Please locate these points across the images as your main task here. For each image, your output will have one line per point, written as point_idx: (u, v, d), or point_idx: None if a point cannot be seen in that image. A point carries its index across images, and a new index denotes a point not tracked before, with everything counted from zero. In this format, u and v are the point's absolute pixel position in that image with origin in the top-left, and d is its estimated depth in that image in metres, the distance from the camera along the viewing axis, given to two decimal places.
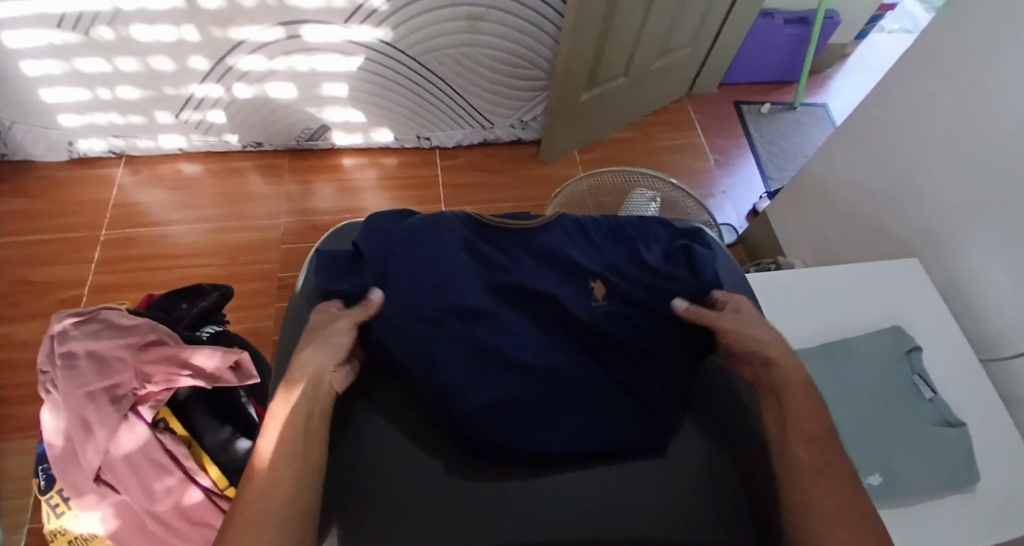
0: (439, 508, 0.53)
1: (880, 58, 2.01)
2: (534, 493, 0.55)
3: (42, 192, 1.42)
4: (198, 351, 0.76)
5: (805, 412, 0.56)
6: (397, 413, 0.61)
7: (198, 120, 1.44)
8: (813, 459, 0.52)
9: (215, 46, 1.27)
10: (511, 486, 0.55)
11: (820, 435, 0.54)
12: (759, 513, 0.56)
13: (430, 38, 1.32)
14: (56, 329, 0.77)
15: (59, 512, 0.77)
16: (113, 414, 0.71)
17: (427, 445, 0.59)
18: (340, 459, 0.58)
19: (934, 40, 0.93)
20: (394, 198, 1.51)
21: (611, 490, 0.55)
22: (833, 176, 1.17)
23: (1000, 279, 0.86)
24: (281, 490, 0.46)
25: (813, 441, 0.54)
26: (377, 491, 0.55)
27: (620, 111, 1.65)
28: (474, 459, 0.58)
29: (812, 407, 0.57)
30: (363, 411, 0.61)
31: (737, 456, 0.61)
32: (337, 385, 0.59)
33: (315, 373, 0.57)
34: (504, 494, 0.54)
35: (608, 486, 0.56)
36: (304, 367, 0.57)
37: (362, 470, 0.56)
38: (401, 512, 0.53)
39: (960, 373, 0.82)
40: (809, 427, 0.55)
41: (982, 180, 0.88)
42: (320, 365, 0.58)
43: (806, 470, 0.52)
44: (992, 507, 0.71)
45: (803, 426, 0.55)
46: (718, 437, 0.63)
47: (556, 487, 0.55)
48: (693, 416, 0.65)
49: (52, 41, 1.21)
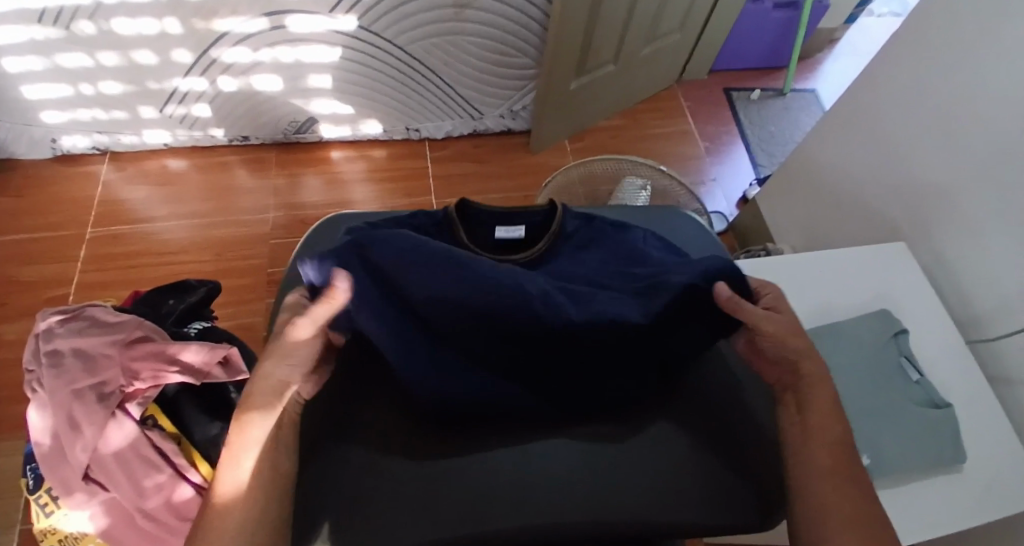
0: (431, 505, 0.49)
1: (869, 42, 2.01)
2: (523, 474, 0.51)
3: (27, 190, 1.40)
4: (185, 347, 0.75)
5: (830, 417, 0.54)
6: (388, 416, 0.57)
7: (183, 115, 1.42)
8: (832, 465, 0.51)
9: (199, 38, 1.25)
10: (491, 480, 0.50)
11: (840, 443, 0.53)
12: (759, 484, 0.52)
13: (417, 26, 1.30)
14: (42, 327, 0.77)
15: (48, 511, 0.76)
16: (100, 410, 0.71)
17: (411, 441, 0.54)
18: (323, 459, 0.53)
19: (920, 23, 0.93)
20: (383, 190, 1.50)
21: (591, 478, 0.51)
22: (821, 161, 1.18)
23: (990, 260, 0.87)
24: (239, 513, 0.46)
25: (836, 448, 0.52)
26: (364, 500, 0.49)
27: (610, 99, 1.64)
28: (456, 439, 0.55)
29: (833, 408, 0.55)
30: (342, 419, 0.56)
31: (739, 435, 0.56)
32: (306, 394, 0.57)
33: (286, 384, 0.54)
34: (481, 488, 0.50)
35: (590, 474, 0.51)
36: (266, 379, 0.53)
37: (344, 468, 0.52)
38: (392, 497, 0.49)
39: (946, 355, 0.83)
40: (828, 433, 0.53)
41: (970, 162, 0.89)
42: (287, 376, 0.54)
43: (815, 473, 0.51)
44: (979, 486, 0.72)
45: (828, 433, 0.53)
46: (716, 415, 0.58)
47: (534, 480, 0.50)
48: (690, 395, 0.60)
49: (31, 35, 1.20)
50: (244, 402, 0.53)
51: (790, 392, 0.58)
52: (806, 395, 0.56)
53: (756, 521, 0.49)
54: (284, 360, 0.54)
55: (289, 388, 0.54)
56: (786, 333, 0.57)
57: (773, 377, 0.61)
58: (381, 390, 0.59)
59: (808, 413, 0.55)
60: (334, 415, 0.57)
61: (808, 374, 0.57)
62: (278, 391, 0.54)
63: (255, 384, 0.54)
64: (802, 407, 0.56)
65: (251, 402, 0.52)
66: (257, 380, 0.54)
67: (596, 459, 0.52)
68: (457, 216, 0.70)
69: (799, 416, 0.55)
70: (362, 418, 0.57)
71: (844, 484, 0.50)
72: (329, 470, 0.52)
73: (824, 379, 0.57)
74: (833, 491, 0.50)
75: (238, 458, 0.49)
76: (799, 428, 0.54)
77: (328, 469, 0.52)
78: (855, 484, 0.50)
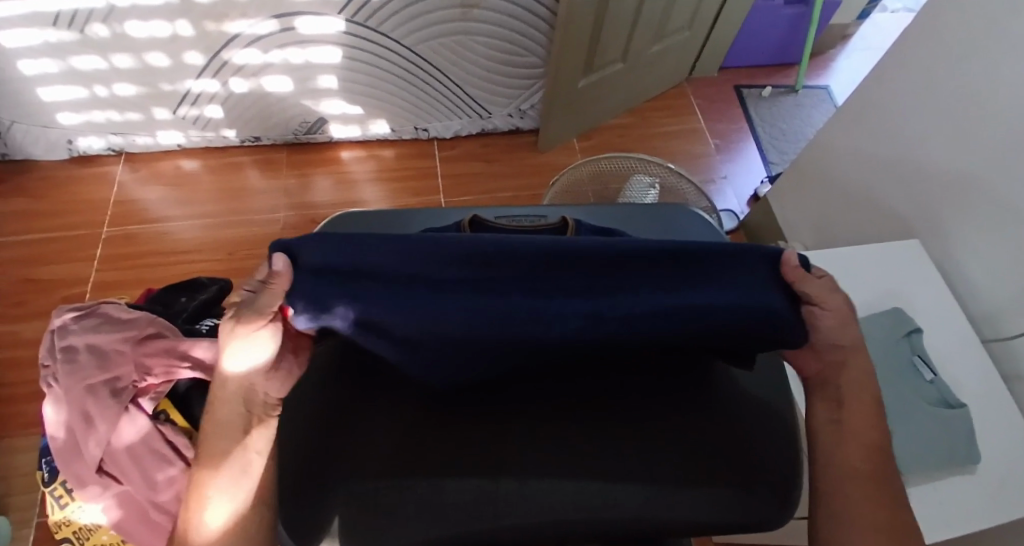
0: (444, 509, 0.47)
1: (882, 38, 1.99)
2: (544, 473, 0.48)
3: (44, 191, 1.43)
4: (197, 344, 0.77)
5: (868, 417, 0.50)
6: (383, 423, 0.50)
7: (195, 116, 1.44)
8: (866, 469, 0.49)
9: (209, 41, 1.27)
10: (506, 484, 0.47)
11: (877, 447, 0.49)
12: (763, 482, 0.49)
13: (425, 25, 1.31)
14: (57, 324, 0.79)
15: (63, 503, 0.79)
16: (114, 405, 0.72)
17: (421, 436, 0.49)
18: (324, 467, 0.49)
19: (933, 15, 0.91)
20: (392, 189, 1.51)
21: (607, 486, 0.47)
22: (832, 158, 1.16)
23: (1005, 258, 0.85)
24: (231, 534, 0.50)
25: (872, 451, 0.49)
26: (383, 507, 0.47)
27: (618, 96, 1.64)
28: (478, 427, 0.49)
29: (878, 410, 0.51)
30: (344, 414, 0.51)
31: (764, 434, 0.52)
32: (273, 394, 0.53)
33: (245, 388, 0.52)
34: (495, 489, 0.47)
35: (609, 480, 0.48)
36: (228, 390, 0.52)
37: (351, 475, 0.48)
38: (408, 505, 0.47)
39: (960, 354, 0.82)
40: (868, 437, 0.50)
41: (983, 157, 0.87)
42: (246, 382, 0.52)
43: (844, 480, 0.49)
44: (993, 486, 0.70)
45: (865, 438, 0.49)
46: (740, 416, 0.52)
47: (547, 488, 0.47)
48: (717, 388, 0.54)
49: (47, 39, 1.22)
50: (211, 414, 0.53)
51: (824, 389, 0.52)
52: (845, 391, 0.51)
53: (774, 518, 0.49)
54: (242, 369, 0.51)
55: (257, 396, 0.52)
56: (835, 325, 0.47)
57: (812, 370, 0.52)
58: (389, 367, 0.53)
59: (847, 412, 0.51)
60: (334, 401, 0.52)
61: (854, 374, 0.51)
62: (241, 400, 0.52)
63: (218, 393, 0.52)
64: (841, 401, 0.51)
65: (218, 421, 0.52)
66: (217, 390, 0.52)
67: (619, 458, 0.48)
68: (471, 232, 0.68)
69: (834, 415, 0.51)
70: (372, 406, 0.51)
71: (875, 493, 0.48)
72: (333, 460, 0.49)
73: (865, 376, 0.51)
74: (865, 498, 0.48)
75: (220, 486, 0.51)
76: (834, 429, 0.51)
77: (321, 472, 0.49)
78: (888, 488, 0.48)
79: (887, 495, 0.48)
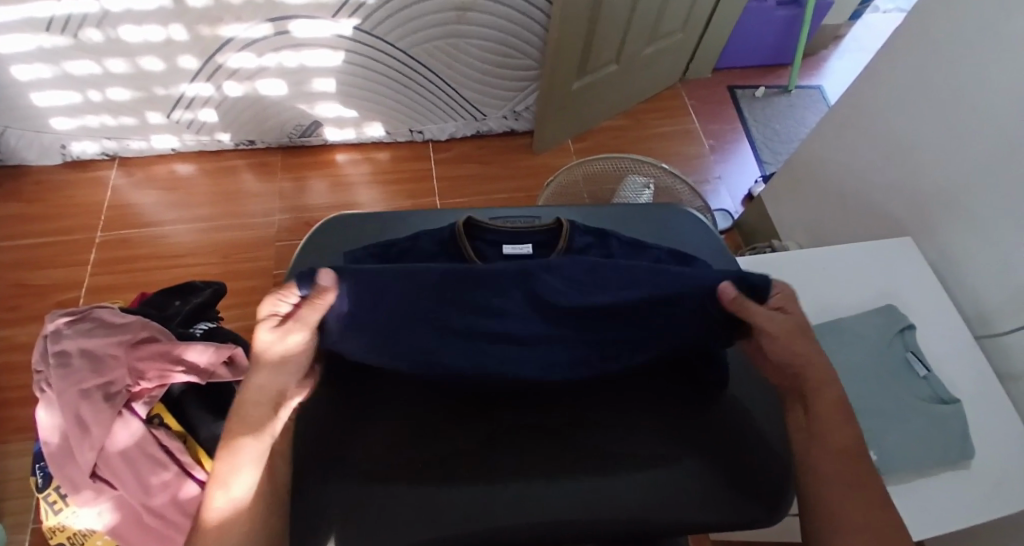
0: (426, 511, 0.47)
1: (875, 38, 2.00)
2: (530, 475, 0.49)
3: (38, 195, 1.42)
4: (190, 347, 0.76)
5: (840, 418, 0.50)
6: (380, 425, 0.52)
7: (190, 120, 1.44)
8: (839, 469, 0.48)
9: (204, 44, 1.27)
10: (487, 489, 0.49)
11: (853, 449, 0.48)
12: (751, 479, 0.50)
13: (419, 29, 1.31)
14: (51, 328, 0.78)
15: (56, 509, 0.78)
16: (107, 410, 0.72)
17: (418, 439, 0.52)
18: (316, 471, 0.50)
19: (924, 15, 0.92)
20: (387, 192, 1.51)
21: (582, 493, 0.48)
22: (826, 158, 1.16)
23: (998, 256, 0.86)
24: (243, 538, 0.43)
25: (841, 452, 0.48)
26: (364, 515, 0.47)
27: (613, 98, 1.64)
28: (451, 422, 0.52)
29: (847, 415, 0.50)
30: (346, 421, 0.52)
31: (757, 441, 0.53)
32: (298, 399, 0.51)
33: (277, 391, 0.48)
34: (478, 496, 0.48)
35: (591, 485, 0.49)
36: (260, 389, 0.47)
37: (344, 479, 0.49)
38: (387, 513, 0.47)
39: (953, 351, 0.82)
40: (841, 438, 0.49)
41: (975, 158, 0.88)
42: (281, 384, 0.48)
43: (825, 483, 0.47)
44: (987, 483, 0.71)
45: (836, 442, 0.48)
46: (732, 427, 0.54)
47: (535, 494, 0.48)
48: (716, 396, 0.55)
49: (40, 44, 1.22)
50: (234, 415, 0.47)
51: (797, 396, 0.53)
52: (810, 396, 0.51)
53: (763, 517, 0.48)
54: (279, 370, 0.48)
55: (285, 399, 0.49)
56: (790, 337, 0.50)
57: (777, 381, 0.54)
58: (377, 375, 0.55)
59: (815, 414, 0.50)
60: (320, 428, 0.52)
61: (814, 380, 0.51)
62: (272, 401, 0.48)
63: (246, 391, 0.47)
64: (807, 408, 0.51)
65: (241, 418, 0.47)
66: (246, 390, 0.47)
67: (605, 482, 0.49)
68: (465, 234, 0.67)
69: (806, 422, 0.51)
70: (361, 420, 0.53)
71: (851, 493, 0.46)
72: (319, 478, 0.49)
73: (829, 380, 0.51)
74: (847, 500, 0.46)
75: (227, 485, 0.44)
76: (804, 436, 0.50)
77: (317, 472, 0.50)
78: (868, 489, 0.47)
79: (866, 494, 0.46)
